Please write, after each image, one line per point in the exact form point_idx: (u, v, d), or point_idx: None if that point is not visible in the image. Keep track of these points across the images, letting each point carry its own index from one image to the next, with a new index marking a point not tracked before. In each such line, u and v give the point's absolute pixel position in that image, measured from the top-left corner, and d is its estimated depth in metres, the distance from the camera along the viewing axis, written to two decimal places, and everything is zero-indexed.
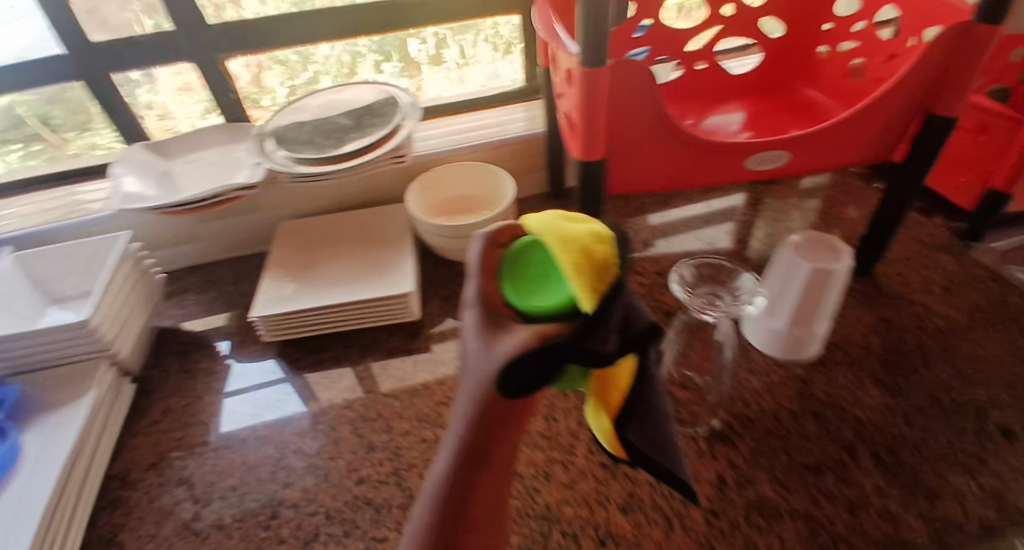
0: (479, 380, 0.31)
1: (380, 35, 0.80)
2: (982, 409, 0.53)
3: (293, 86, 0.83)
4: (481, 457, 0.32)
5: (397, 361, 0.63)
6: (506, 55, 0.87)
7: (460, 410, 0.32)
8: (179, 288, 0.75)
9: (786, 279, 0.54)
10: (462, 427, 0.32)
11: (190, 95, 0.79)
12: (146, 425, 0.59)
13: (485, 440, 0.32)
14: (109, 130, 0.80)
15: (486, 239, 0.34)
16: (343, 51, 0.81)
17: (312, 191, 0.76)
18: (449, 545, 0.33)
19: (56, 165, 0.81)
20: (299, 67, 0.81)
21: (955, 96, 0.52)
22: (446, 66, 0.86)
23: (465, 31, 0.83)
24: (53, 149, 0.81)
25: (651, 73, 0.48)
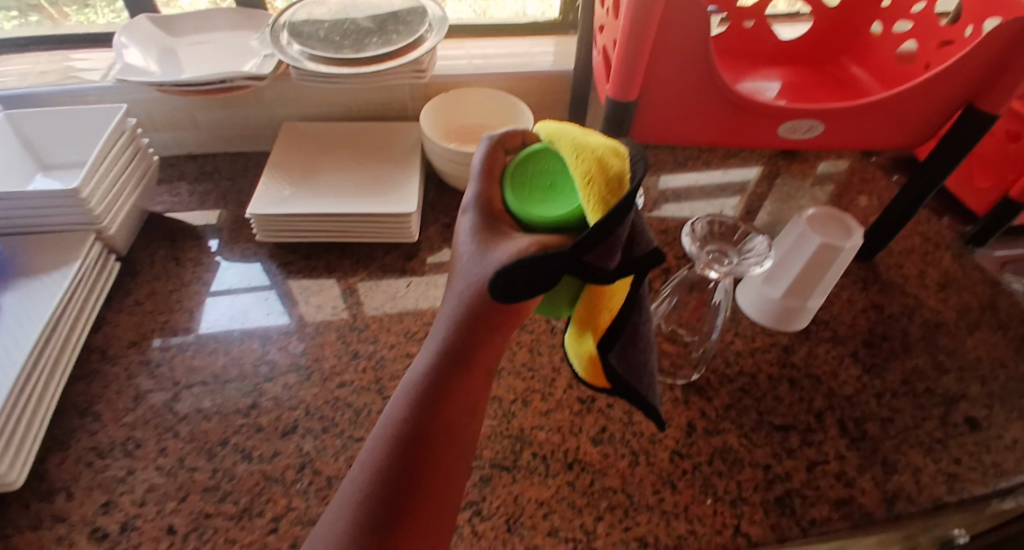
0: (472, 275, 0.36)
1: None
2: (953, 399, 0.55)
3: None
4: (463, 350, 0.36)
5: (390, 279, 0.62)
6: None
7: (451, 308, 0.37)
8: (173, 176, 0.73)
9: (794, 248, 0.54)
10: (448, 325, 0.37)
11: None
12: (130, 304, 0.58)
13: (469, 332, 0.36)
14: (109, 10, 0.77)
15: (494, 146, 0.39)
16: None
17: (322, 95, 0.73)
18: (421, 435, 0.34)
19: (51, 32, 0.77)
20: None
21: (1006, 92, 0.50)
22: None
23: None
24: (50, 22, 0.77)
25: (704, 15, 0.46)
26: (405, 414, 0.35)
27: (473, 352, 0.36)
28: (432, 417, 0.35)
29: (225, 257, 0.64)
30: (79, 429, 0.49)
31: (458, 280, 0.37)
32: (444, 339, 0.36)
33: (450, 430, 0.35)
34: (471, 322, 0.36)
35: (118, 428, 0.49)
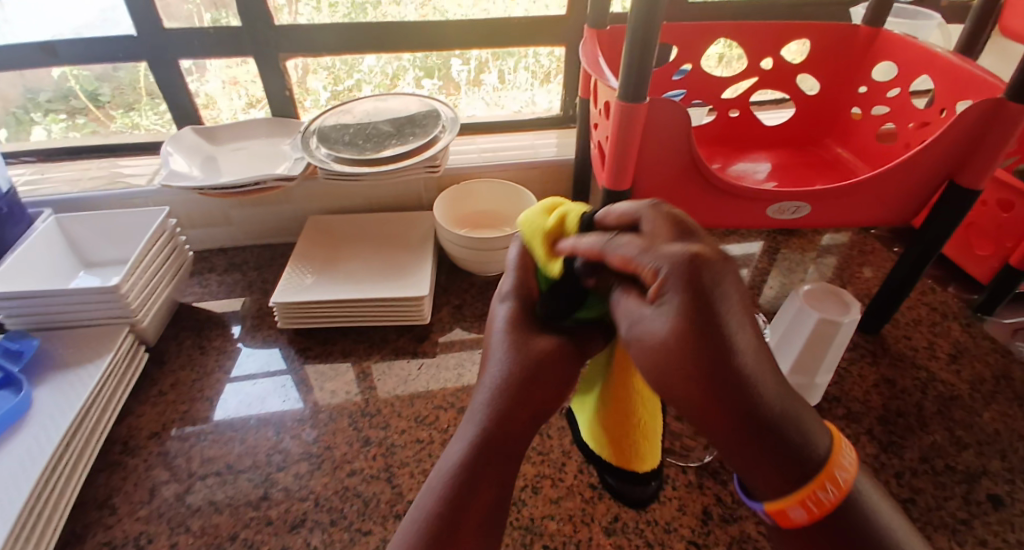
0: (503, 362, 0.39)
1: (422, 52, 0.83)
2: (975, 476, 0.53)
3: (336, 91, 0.86)
4: (493, 442, 0.37)
5: (402, 362, 0.64)
6: (545, 84, 0.90)
7: (482, 396, 0.39)
8: (203, 268, 0.78)
9: (794, 323, 0.55)
10: (483, 414, 0.38)
11: (236, 89, 0.83)
12: (155, 394, 0.61)
13: (503, 422, 0.37)
14: (151, 112, 0.84)
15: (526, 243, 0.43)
16: (387, 64, 0.84)
17: (343, 190, 0.79)
18: (453, 523, 0.35)
19: (99, 138, 0.85)
20: (344, 74, 0.85)
21: (981, 170, 0.53)
22: (485, 88, 0.90)
23: (507, 56, 0.86)
24: (96, 124, 0.85)
25: (686, 116, 0.50)
26: (441, 501, 0.36)
27: (507, 442, 0.37)
28: (469, 501, 0.36)
29: (247, 342, 0.67)
30: (96, 522, 0.50)
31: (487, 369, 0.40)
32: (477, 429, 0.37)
33: (477, 523, 0.36)
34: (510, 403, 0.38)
35: (133, 521, 0.50)
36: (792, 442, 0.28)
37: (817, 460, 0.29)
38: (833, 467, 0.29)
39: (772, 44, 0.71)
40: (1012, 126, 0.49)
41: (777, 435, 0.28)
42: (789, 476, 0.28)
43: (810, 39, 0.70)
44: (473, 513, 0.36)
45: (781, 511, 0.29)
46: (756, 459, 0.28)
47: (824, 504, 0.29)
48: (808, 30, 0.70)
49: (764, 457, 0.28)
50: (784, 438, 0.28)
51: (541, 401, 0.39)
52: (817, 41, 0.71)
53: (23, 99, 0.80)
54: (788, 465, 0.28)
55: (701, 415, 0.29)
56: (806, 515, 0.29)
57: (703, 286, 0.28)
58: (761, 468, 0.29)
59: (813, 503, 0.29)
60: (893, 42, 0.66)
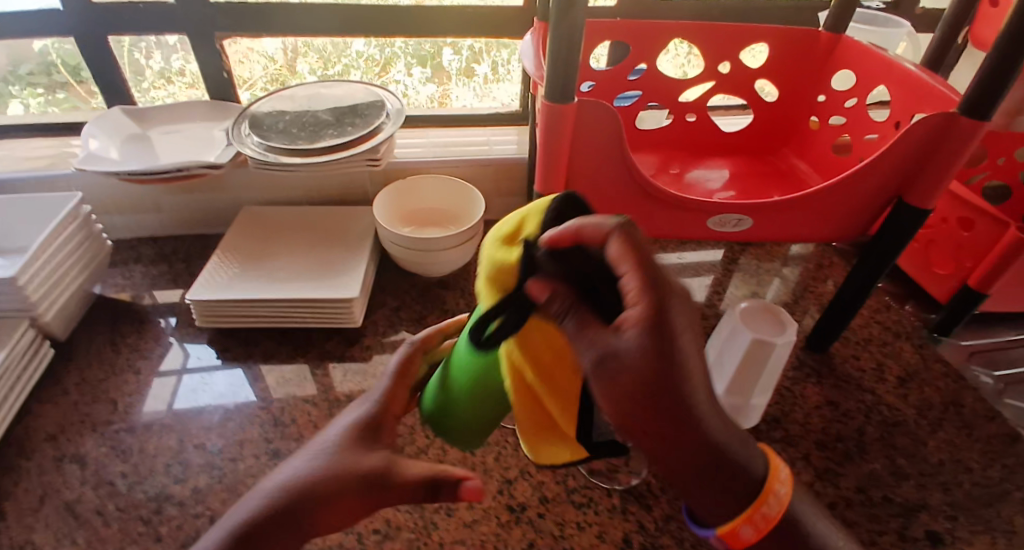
0: (320, 457, 0.36)
1: (416, 39, 0.79)
2: (913, 509, 0.51)
3: (326, 76, 0.83)
4: (258, 533, 0.33)
5: (327, 367, 0.61)
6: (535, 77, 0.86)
7: (284, 475, 0.35)
8: (128, 258, 0.73)
9: (729, 342, 0.52)
10: (271, 493, 0.34)
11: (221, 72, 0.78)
12: (57, 394, 0.57)
13: (280, 519, 0.33)
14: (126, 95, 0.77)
15: (413, 351, 0.44)
16: (380, 49, 0.81)
17: (282, 180, 0.75)
18: None
19: (79, 115, 0.80)
20: (334, 57, 0.81)
21: (930, 187, 0.50)
22: (477, 79, 0.86)
23: (505, 47, 0.83)
24: (77, 100, 0.80)
25: (615, 120, 0.47)
26: None
27: (270, 544, 0.33)
28: None
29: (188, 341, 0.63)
30: None
31: (310, 448, 0.37)
32: (257, 509, 0.34)
33: None
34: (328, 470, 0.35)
35: (21, 528, 0.46)
36: (726, 458, 0.33)
37: (760, 472, 0.34)
38: (773, 481, 0.33)
39: (731, 47, 0.67)
40: (965, 144, 0.46)
41: (717, 457, 0.32)
42: (733, 484, 0.33)
43: (769, 42, 0.67)
44: None
45: (734, 531, 0.33)
46: (702, 483, 0.33)
47: (771, 519, 0.33)
48: (768, 32, 0.66)
49: (722, 472, 0.33)
50: (729, 450, 0.33)
51: (335, 517, 0.34)
52: (776, 45, 0.67)
53: (3, 71, 0.75)
54: (729, 481, 0.33)
55: (659, 444, 0.32)
56: (754, 533, 0.33)
57: (664, 307, 0.30)
58: (707, 493, 0.33)
59: (759, 522, 0.33)
60: (854, 49, 0.63)
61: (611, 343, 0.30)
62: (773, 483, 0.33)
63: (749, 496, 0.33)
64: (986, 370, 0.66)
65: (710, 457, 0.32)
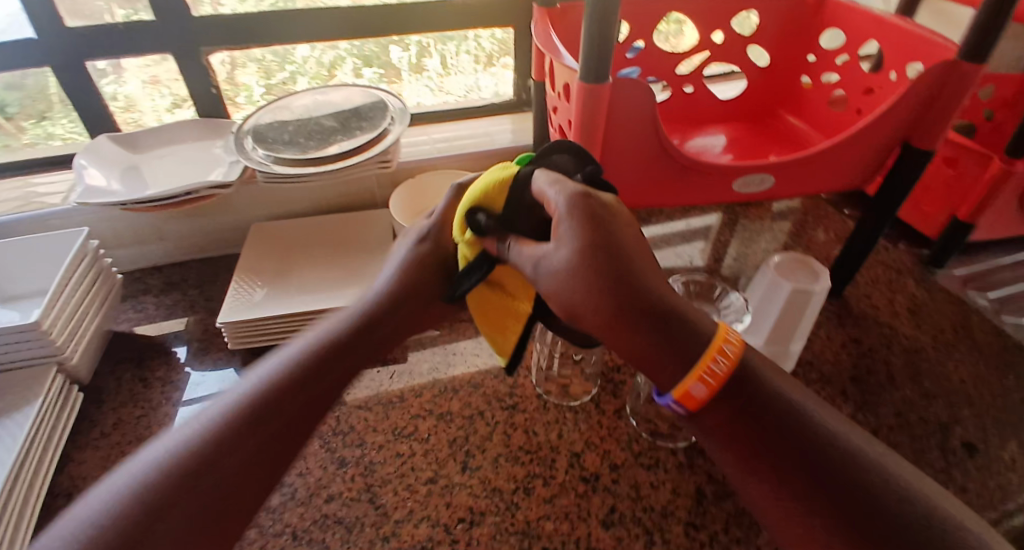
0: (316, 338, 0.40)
1: (361, 39, 0.78)
2: (948, 425, 0.55)
3: (269, 85, 0.80)
4: (267, 405, 0.35)
5: (373, 371, 0.60)
6: (488, 67, 0.88)
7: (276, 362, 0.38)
8: (136, 290, 0.71)
9: (767, 298, 0.55)
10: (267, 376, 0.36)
11: (158, 88, 0.75)
12: (96, 436, 0.55)
13: (286, 389, 0.36)
14: (68, 121, 0.75)
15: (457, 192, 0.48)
16: (324, 53, 0.79)
17: (288, 194, 0.73)
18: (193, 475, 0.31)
19: (10, 152, 0.76)
20: (276, 66, 0.79)
21: (934, 130, 0.54)
22: (427, 75, 0.86)
23: (448, 39, 0.83)
24: (4, 136, 0.75)
25: (651, 96, 0.49)
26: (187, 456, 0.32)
27: (285, 407, 0.35)
28: (222, 458, 0.32)
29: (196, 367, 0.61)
30: None
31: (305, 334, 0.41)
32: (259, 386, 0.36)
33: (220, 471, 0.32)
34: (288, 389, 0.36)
35: None
36: (678, 330, 0.32)
37: (705, 335, 0.32)
38: (719, 343, 0.31)
39: (723, 16, 0.70)
40: (966, 87, 0.50)
41: (662, 328, 0.32)
42: (681, 353, 0.32)
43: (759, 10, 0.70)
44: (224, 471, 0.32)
45: (685, 390, 0.31)
46: (656, 349, 0.32)
47: (721, 376, 0.31)
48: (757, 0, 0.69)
49: (666, 343, 0.32)
50: (674, 320, 0.32)
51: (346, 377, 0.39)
52: (765, 12, 0.71)
53: None
54: (679, 345, 0.32)
55: (621, 340, 0.33)
56: (706, 388, 0.31)
57: (601, 234, 0.33)
58: (664, 361, 0.32)
59: (710, 377, 0.31)
60: (839, 9, 0.67)
61: (546, 256, 0.34)
62: (718, 340, 0.31)
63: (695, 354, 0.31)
64: (982, 293, 0.71)
65: (660, 328, 0.32)
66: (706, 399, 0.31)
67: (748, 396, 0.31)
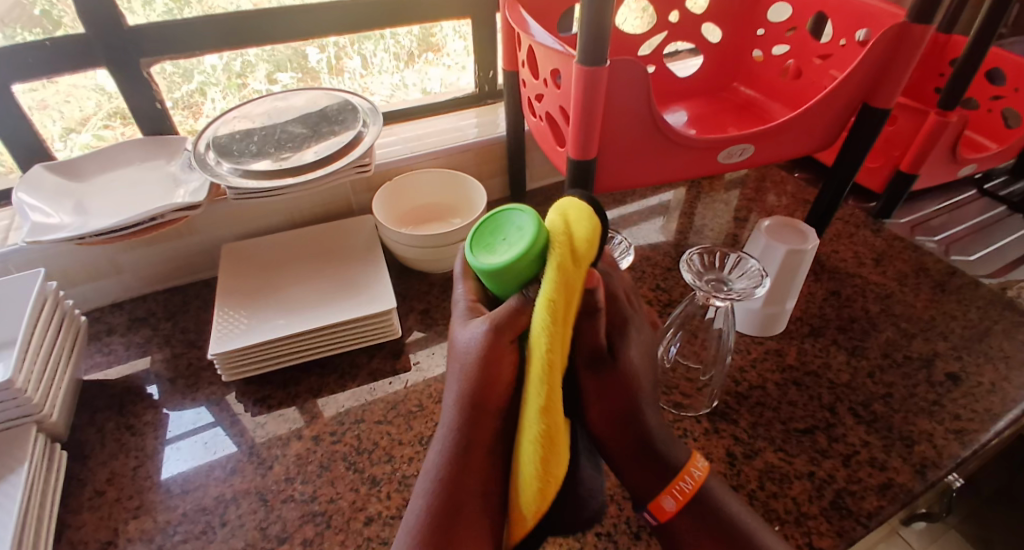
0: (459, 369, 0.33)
1: (268, 45, 0.72)
2: (930, 359, 0.60)
3: (175, 101, 0.72)
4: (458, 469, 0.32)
5: (384, 383, 0.58)
6: (410, 65, 0.84)
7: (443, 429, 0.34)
8: (99, 332, 0.64)
9: (763, 259, 0.58)
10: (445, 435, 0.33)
11: (46, 114, 0.66)
12: (90, 496, 0.50)
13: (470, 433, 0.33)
14: None
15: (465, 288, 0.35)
16: (232, 59, 0.72)
17: (259, 209, 0.69)
18: None
19: None
20: (180, 78, 0.70)
21: (891, 90, 0.58)
22: (348, 76, 0.81)
23: (366, 39, 0.79)
24: None
25: (644, 74, 0.50)
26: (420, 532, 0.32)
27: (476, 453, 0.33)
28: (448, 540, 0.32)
29: (174, 406, 0.57)
30: None
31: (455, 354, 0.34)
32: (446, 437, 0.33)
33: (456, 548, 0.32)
34: (446, 514, 0.32)
35: None
36: (655, 446, 0.37)
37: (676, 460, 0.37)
38: (690, 465, 0.37)
39: None
40: (917, 46, 0.54)
41: (647, 448, 0.37)
42: (656, 466, 0.37)
43: None
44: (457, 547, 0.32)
45: (658, 504, 0.37)
46: (640, 469, 0.37)
47: (688, 492, 0.37)
48: None
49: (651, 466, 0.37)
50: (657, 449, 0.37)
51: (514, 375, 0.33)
52: None
53: None
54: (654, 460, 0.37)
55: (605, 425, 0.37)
56: (676, 502, 0.37)
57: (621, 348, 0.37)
58: (643, 475, 0.37)
59: (679, 492, 0.37)
60: None
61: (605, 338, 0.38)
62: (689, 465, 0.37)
63: (670, 472, 0.37)
64: (928, 237, 0.79)
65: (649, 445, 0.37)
66: (673, 511, 0.37)
67: (708, 521, 0.37)
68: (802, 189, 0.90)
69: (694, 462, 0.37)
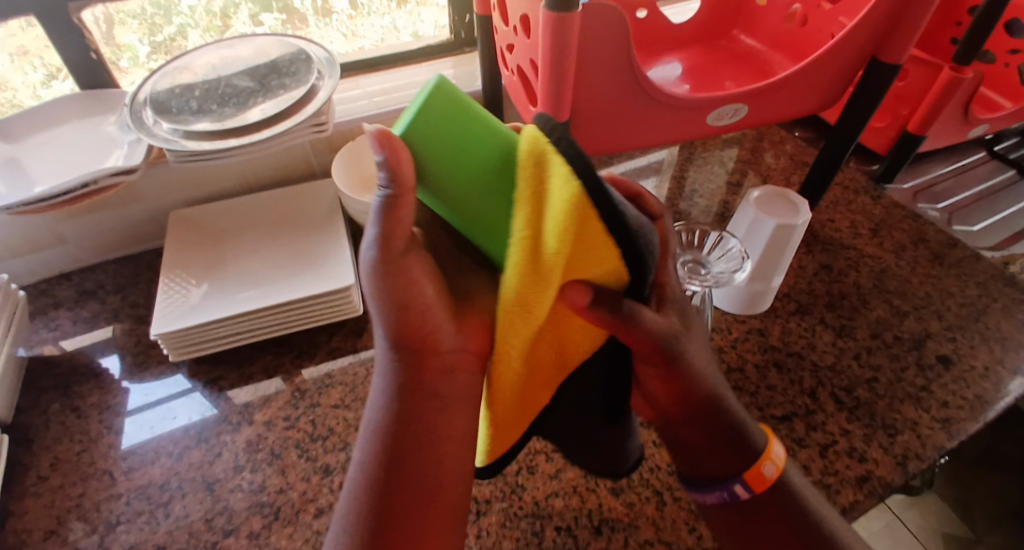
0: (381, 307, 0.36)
1: None
2: (921, 340, 0.57)
3: (156, 44, 0.68)
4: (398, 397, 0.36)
5: (343, 363, 0.55)
6: (402, 6, 0.76)
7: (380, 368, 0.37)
8: (45, 305, 0.61)
9: (750, 234, 0.53)
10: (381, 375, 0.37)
11: (27, 60, 0.62)
12: (33, 482, 0.48)
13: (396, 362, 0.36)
14: None
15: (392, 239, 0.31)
16: (213, 0, 0.67)
17: (209, 172, 0.64)
18: (391, 477, 0.35)
19: None
20: (161, 20, 0.66)
21: (904, 41, 0.52)
22: (336, 18, 0.75)
23: None
24: None
25: (621, 23, 0.43)
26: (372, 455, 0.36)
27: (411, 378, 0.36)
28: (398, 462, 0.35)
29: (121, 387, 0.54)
30: None
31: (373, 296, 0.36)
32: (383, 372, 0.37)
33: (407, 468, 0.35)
34: (392, 438, 0.36)
35: None
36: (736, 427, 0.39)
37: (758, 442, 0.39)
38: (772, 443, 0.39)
39: None
40: None
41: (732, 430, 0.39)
42: (739, 446, 0.38)
43: None
44: (407, 464, 0.35)
45: (758, 470, 0.38)
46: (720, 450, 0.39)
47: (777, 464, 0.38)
48: None
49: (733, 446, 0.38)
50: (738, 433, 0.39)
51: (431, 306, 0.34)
52: None
53: None
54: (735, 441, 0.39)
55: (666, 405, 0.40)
56: (774, 468, 0.38)
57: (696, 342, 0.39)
58: (721, 456, 0.39)
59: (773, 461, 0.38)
60: None
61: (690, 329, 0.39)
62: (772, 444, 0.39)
63: (753, 450, 0.38)
64: (931, 205, 0.74)
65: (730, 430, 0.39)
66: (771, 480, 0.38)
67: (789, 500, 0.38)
68: (802, 149, 0.84)
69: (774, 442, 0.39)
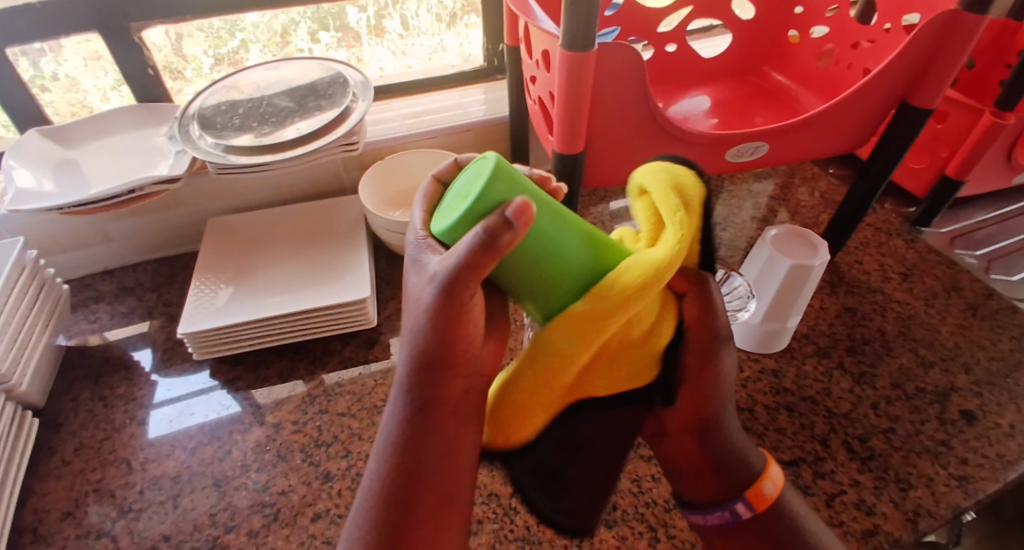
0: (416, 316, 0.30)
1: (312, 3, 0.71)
2: (945, 394, 0.54)
3: (220, 56, 0.72)
4: (421, 415, 0.30)
5: (353, 373, 0.57)
6: (452, 27, 0.79)
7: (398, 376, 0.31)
8: (87, 298, 0.65)
9: (764, 273, 0.53)
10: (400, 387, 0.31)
11: (100, 65, 0.67)
12: (58, 465, 0.51)
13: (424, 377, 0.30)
14: None
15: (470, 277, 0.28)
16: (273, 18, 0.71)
17: (246, 184, 0.68)
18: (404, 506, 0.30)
19: None
20: (226, 34, 0.71)
21: (935, 86, 0.51)
22: (389, 37, 0.78)
23: None
24: None
25: (638, 61, 0.44)
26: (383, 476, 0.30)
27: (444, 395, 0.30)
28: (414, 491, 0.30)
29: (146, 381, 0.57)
30: None
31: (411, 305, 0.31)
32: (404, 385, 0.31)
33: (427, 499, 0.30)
34: (410, 462, 0.30)
35: None
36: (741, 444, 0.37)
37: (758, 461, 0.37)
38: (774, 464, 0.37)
39: None
40: (971, 37, 0.47)
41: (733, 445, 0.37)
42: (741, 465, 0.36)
43: None
44: (426, 494, 0.30)
45: (759, 489, 0.36)
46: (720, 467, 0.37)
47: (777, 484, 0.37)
48: None
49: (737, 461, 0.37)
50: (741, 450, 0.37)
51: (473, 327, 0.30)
52: None
53: None
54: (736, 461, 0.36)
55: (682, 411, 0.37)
56: (774, 489, 0.36)
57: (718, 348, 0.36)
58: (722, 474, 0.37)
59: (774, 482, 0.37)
60: None
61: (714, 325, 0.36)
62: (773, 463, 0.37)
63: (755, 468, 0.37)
64: (969, 251, 0.71)
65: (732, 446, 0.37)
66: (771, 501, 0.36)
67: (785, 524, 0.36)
68: (834, 187, 0.83)
69: (773, 466, 0.37)
